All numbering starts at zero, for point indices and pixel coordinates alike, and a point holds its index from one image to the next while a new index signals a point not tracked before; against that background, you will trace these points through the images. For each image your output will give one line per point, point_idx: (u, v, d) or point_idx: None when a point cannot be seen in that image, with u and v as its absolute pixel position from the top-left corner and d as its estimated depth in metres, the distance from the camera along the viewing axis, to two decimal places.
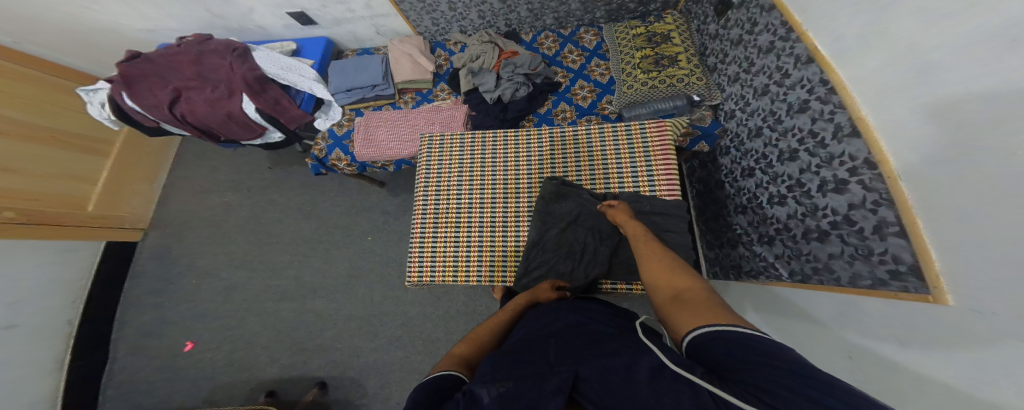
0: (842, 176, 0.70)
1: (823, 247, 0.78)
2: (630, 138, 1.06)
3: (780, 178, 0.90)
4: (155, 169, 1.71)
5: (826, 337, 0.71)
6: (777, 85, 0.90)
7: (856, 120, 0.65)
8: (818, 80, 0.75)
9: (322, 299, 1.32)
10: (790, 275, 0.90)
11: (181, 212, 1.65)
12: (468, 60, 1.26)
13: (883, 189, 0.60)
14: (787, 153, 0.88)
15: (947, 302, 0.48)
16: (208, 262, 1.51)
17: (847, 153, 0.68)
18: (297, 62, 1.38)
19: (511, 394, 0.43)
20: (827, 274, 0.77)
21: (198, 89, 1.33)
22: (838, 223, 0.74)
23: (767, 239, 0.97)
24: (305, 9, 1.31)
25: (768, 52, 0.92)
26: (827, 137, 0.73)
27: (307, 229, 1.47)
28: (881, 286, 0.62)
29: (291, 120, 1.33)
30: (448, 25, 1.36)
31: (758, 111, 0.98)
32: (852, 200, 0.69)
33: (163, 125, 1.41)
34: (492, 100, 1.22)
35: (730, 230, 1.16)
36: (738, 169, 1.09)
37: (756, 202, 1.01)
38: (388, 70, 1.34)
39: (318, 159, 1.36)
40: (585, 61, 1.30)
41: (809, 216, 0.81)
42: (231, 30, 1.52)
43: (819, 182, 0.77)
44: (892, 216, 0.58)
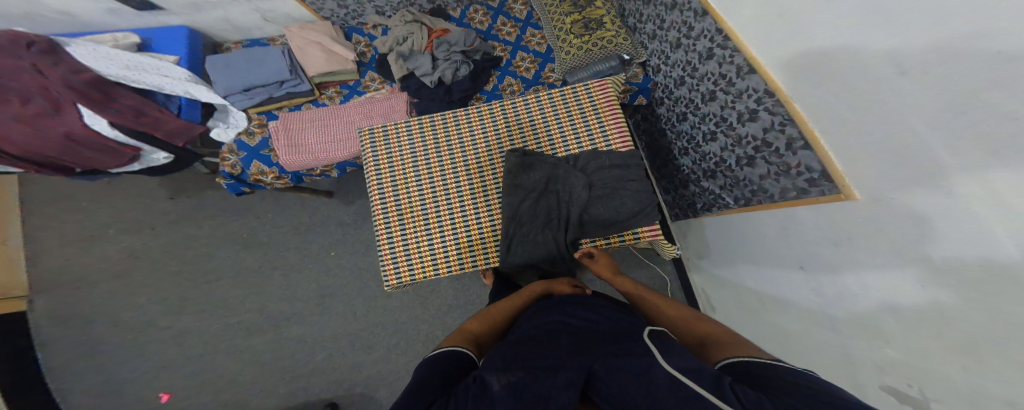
0: (753, 106, 0.84)
1: (753, 171, 0.93)
2: (579, 102, 1.07)
3: (709, 117, 1.03)
4: (1, 224, 1.32)
5: (780, 249, 0.88)
6: (687, 38, 1.02)
7: (751, 60, 0.81)
8: (715, 31, 0.90)
9: (301, 325, 1.28)
10: (735, 201, 1.04)
11: (71, 269, 1.35)
12: (394, 43, 1.07)
13: (785, 112, 0.75)
14: (708, 95, 1.00)
15: (855, 196, 0.62)
16: (140, 315, 1.31)
17: (751, 88, 0.83)
18: (151, 60, 1.03)
19: (518, 385, 0.52)
20: (763, 193, 0.92)
21: (0, 105, 0.90)
22: (760, 148, 0.87)
23: (711, 174, 1.12)
24: None
25: (674, 9, 1.04)
26: (734, 76, 0.88)
27: (255, 259, 1.34)
28: (803, 194, 0.76)
29: (171, 135, 1.05)
30: (358, 6, 1.11)
31: (678, 62, 1.08)
32: (764, 125, 0.83)
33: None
34: (433, 83, 1.08)
35: (679, 172, 1.30)
36: (674, 115, 1.20)
37: (696, 142, 1.13)
38: (295, 63, 1.09)
39: (235, 177, 1.13)
40: (520, 32, 1.19)
41: (738, 146, 0.94)
42: (10, 18, 1.01)
43: (737, 114, 0.91)
44: (797, 134, 0.73)
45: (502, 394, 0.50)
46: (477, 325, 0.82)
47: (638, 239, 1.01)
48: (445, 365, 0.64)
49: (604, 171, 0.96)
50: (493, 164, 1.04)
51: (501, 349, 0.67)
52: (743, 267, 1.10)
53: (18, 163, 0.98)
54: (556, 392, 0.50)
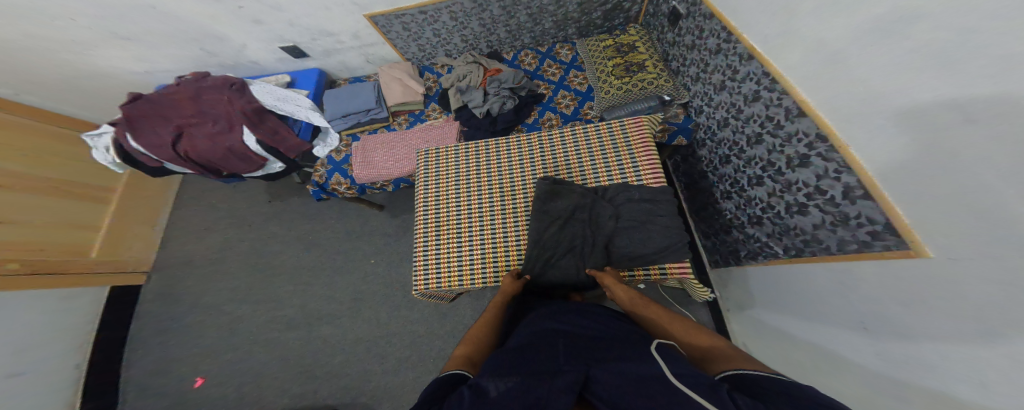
0: (803, 151, 0.81)
1: (805, 220, 0.85)
2: (613, 137, 1.10)
3: (754, 161, 0.99)
4: (156, 211, 1.73)
5: (846, 299, 0.73)
6: (732, 80, 1.02)
7: (800, 102, 0.79)
8: (761, 74, 0.90)
9: (328, 325, 1.32)
10: (784, 252, 0.94)
11: (182, 252, 1.66)
12: (456, 80, 1.30)
13: (841, 158, 0.70)
14: (754, 138, 0.98)
15: (926, 254, 0.54)
16: (212, 297, 1.51)
17: (801, 130, 0.80)
18: (292, 93, 1.42)
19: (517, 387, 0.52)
20: (817, 245, 0.82)
21: (198, 125, 1.40)
22: (812, 195, 0.81)
23: (756, 220, 1.03)
24: (296, 43, 1.39)
25: (718, 53, 1.05)
26: (782, 118, 0.85)
27: (310, 259, 1.49)
28: (866, 248, 0.67)
29: (290, 148, 1.35)
30: (434, 50, 1.42)
31: (722, 104, 1.08)
32: (817, 172, 0.78)
33: (166, 165, 1.46)
34: (481, 115, 1.25)
35: (721, 216, 1.21)
36: (716, 158, 1.17)
37: (739, 186, 1.08)
38: (381, 96, 1.39)
39: (318, 185, 1.37)
40: (564, 73, 1.35)
41: (786, 192, 0.89)
42: (224, 66, 1.57)
43: (786, 159, 0.87)
44: (854, 180, 0.68)
45: (503, 397, 0.51)
46: (470, 347, 0.75)
47: (664, 274, 0.91)
48: (448, 381, 0.62)
49: (633, 204, 0.91)
50: (525, 187, 1.08)
51: (501, 353, 0.66)
52: (795, 319, 0.90)
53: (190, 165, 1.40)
54: (559, 397, 0.50)
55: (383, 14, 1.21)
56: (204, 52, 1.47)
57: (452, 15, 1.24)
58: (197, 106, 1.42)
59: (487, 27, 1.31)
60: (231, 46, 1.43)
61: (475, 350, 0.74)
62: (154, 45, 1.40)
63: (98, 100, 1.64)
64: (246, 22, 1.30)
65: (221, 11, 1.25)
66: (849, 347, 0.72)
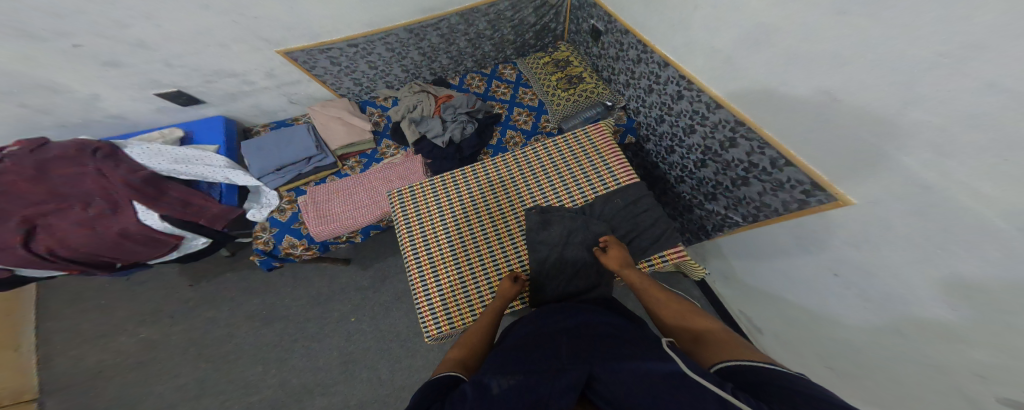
0: (730, 135, 0.89)
1: (750, 189, 0.92)
2: (584, 147, 1.14)
3: (694, 147, 1.06)
4: (15, 332, 1.31)
5: (797, 261, 0.87)
6: (656, 84, 1.09)
7: (715, 98, 0.89)
8: (678, 77, 0.99)
9: (322, 396, 1.22)
10: (743, 219, 1.01)
11: (88, 364, 1.32)
12: (406, 111, 1.20)
13: (758, 138, 0.81)
14: (688, 128, 1.05)
15: (851, 201, 0.64)
16: (154, 405, 1.25)
17: (722, 120, 0.89)
18: (195, 151, 1.14)
19: (519, 386, 0.52)
20: (766, 208, 0.89)
21: (62, 211, 1.07)
22: (748, 168, 0.89)
23: (711, 196, 1.10)
24: (181, 87, 1.09)
25: (640, 63, 1.12)
26: (705, 111, 0.94)
27: (273, 333, 1.32)
28: (806, 206, 0.76)
29: (214, 219, 1.12)
30: (372, 84, 1.26)
31: (654, 104, 1.15)
32: (745, 150, 0.87)
33: (20, 271, 1.10)
34: (443, 144, 1.16)
35: (681, 198, 1.26)
36: (663, 149, 1.24)
37: (689, 170, 1.15)
38: (319, 138, 1.20)
39: (268, 253, 1.17)
40: (514, 91, 1.31)
41: (728, 169, 0.96)
42: (70, 127, 1.16)
43: (719, 142, 0.95)
44: (777, 155, 0.78)
45: (500, 398, 0.50)
46: (463, 351, 0.73)
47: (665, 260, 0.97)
48: (444, 379, 0.59)
49: (621, 210, 1.00)
50: (514, 211, 1.07)
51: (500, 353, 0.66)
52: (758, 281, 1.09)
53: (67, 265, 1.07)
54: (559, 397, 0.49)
55: (303, 49, 1.03)
56: (32, 110, 1.06)
57: (388, 46, 1.10)
58: (48, 185, 1.06)
59: (430, 54, 1.19)
60: (72, 98, 1.05)
61: (468, 353, 0.72)
62: None
63: None
64: (90, 63, 0.95)
65: (46, 51, 0.88)
66: (801, 303, 0.93)
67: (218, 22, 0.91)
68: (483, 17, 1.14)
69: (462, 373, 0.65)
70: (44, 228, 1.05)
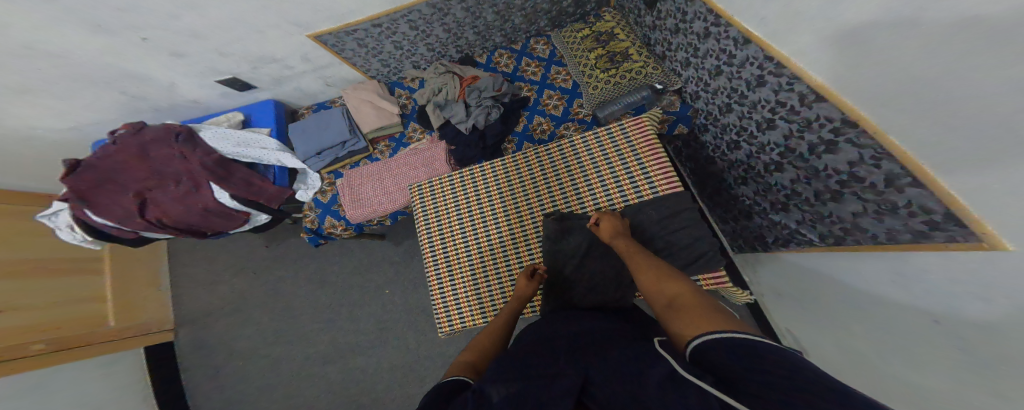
0: (829, 138, 0.73)
1: (842, 207, 0.80)
2: (616, 143, 1.01)
3: (769, 147, 0.95)
4: (156, 272, 1.69)
5: (893, 311, 0.73)
6: (728, 65, 0.95)
7: (816, 87, 0.70)
8: (763, 58, 0.82)
9: (361, 356, 1.39)
10: (820, 239, 0.91)
11: (198, 305, 1.66)
12: (431, 94, 1.15)
13: (875, 143, 0.61)
14: (764, 123, 0.92)
15: (1004, 246, 0.45)
16: (243, 343, 1.55)
17: (821, 117, 0.72)
18: (252, 134, 1.25)
19: (519, 394, 0.49)
20: (860, 232, 0.77)
21: (161, 187, 1.26)
22: (846, 181, 0.76)
23: (782, 206, 1.01)
24: (235, 73, 1.17)
25: (707, 37, 0.98)
26: (796, 105, 0.78)
27: (324, 296, 1.50)
28: (924, 239, 0.61)
29: (271, 198, 1.23)
30: (399, 64, 1.22)
31: (721, 90, 1.02)
32: (850, 158, 0.70)
33: (142, 233, 1.33)
34: (467, 130, 1.12)
35: (738, 202, 1.22)
36: (725, 144, 1.13)
37: (757, 172, 1.05)
38: (353, 122, 1.23)
39: (313, 231, 1.31)
40: (545, 71, 1.18)
41: (815, 179, 0.84)
42: (161, 110, 1.35)
43: (807, 146, 0.81)
44: (899, 167, 0.59)
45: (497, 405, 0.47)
46: (476, 350, 0.72)
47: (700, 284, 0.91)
48: (451, 383, 0.58)
49: (654, 224, 0.90)
50: (532, 214, 1.03)
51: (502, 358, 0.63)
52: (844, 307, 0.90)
53: (170, 231, 1.29)
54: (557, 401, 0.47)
55: (331, 32, 1.02)
56: (129, 96, 1.24)
57: (411, 24, 1.04)
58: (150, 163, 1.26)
59: (454, 31, 1.11)
60: (159, 86, 1.21)
61: (479, 353, 0.70)
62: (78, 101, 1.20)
63: (40, 167, 1.47)
64: (161, 56, 1.06)
65: (125, 44, 1.00)
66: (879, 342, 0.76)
67: (248, 9, 0.91)
68: None
69: (471, 377, 0.62)
70: (150, 201, 1.25)
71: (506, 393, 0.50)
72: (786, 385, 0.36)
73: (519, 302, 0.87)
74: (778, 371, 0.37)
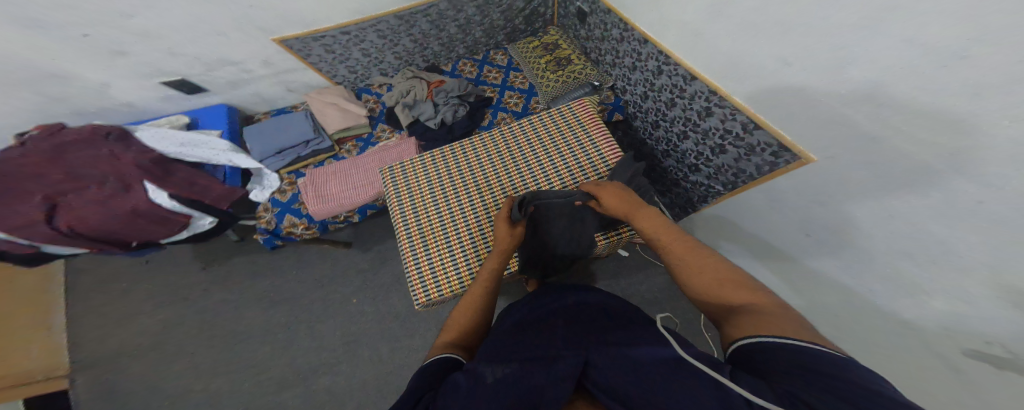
0: (705, 104, 0.95)
1: (727, 156, 0.96)
2: (563, 116, 1.10)
3: (676, 120, 1.08)
4: (46, 312, 1.39)
5: (801, 244, 0.90)
6: (638, 61, 1.12)
7: (690, 70, 0.95)
8: (656, 53, 1.03)
9: (327, 375, 1.28)
10: (724, 187, 1.03)
11: (113, 345, 1.40)
12: (399, 97, 1.15)
13: (729, 104, 0.87)
14: (668, 102, 1.08)
15: (812, 159, 0.72)
16: (178, 380, 1.33)
17: (699, 91, 0.95)
18: (200, 135, 1.15)
19: (514, 378, 0.52)
20: (743, 173, 0.93)
21: (81, 189, 1.04)
22: (723, 135, 0.94)
23: (694, 168, 1.11)
24: (184, 75, 1.10)
25: (622, 42, 1.14)
26: (682, 83, 0.99)
27: (280, 314, 1.38)
28: (775, 168, 0.83)
29: (218, 199, 1.11)
30: (366, 71, 1.24)
31: (637, 82, 1.17)
32: (719, 117, 0.92)
33: (46, 247, 1.07)
34: (436, 126, 1.12)
35: (667, 174, 1.26)
36: (647, 126, 1.22)
37: (672, 143, 1.15)
38: (317, 124, 1.19)
39: (269, 232, 1.15)
40: (504, 76, 1.25)
41: (707, 138, 0.99)
42: (85, 116, 1.18)
43: (698, 112, 0.99)
44: (746, 118, 0.84)
45: (492, 384, 0.51)
46: (456, 332, 0.71)
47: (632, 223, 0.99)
48: (442, 360, 0.61)
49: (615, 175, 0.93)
50: (499, 183, 1.02)
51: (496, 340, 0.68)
52: (755, 256, 1.11)
53: (85, 243, 1.04)
54: (559, 387, 0.49)
55: (298, 37, 1.03)
56: (47, 98, 1.07)
57: (380, 33, 1.09)
58: (68, 165, 1.04)
59: (420, 40, 1.16)
60: (87, 87, 1.07)
61: (463, 333, 0.71)
62: None
63: None
64: (101, 54, 0.97)
65: (61, 43, 0.91)
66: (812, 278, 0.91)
67: (214, 8, 0.90)
68: (472, 3, 1.10)
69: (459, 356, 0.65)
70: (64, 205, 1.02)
71: (502, 375, 0.53)
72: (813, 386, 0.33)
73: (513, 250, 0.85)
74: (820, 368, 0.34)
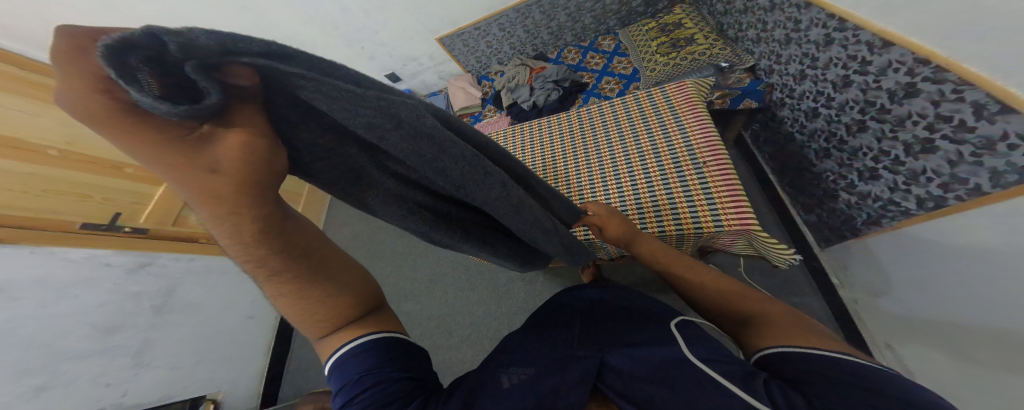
0: (906, 81, 0.57)
1: (934, 159, 0.58)
2: (654, 104, 0.95)
3: (849, 105, 0.73)
4: None
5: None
6: (795, 32, 0.81)
7: (879, 33, 0.59)
8: (825, 17, 0.70)
9: (410, 302, 1.51)
10: (917, 207, 0.64)
11: None
12: (507, 82, 1.34)
13: (955, 76, 0.49)
14: (840, 81, 0.73)
15: None
16: None
17: (896, 62, 0.58)
18: None
19: (532, 379, 0.43)
20: (959, 188, 0.54)
21: None
22: (933, 125, 0.56)
23: (871, 174, 0.74)
24: (394, 69, 1.68)
25: (772, 10, 0.87)
26: (867, 55, 0.63)
27: (399, 245, 1.73)
28: None
29: None
30: (488, 60, 1.56)
31: (792, 58, 0.85)
32: (929, 99, 0.55)
33: None
34: (528, 108, 1.23)
35: (823, 180, 0.89)
36: (803, 115, 0.89)
37: (838, 138, 0.80)
38: (449, 103, 1.56)
39: None
40: (607, 62, 1.22)
41: (900, 130, 0.63)
42: None
43: (887, 95, 0.63)
44: (982, 93, 0.46)
45: (509, 396, 0.41)
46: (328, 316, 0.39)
47: (716, 219, 0.73)
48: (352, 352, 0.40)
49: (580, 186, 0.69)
50: (567, 165, 0.97)
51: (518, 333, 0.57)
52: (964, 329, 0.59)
53: None
54: (570, 390, 0.40)
55: (449, 35, 1.42)
56: None
57: (501, 27, 1.36)
58: None
59: (531, 31, 1.37)
60: None
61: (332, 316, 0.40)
62: None
63: None
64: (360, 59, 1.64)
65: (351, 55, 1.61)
66: None
67: (408, 20, 1.37)
68: None
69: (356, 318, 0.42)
70: None
71: (522, 380, 0.43)
72: (875, 401, 0.30)
73: (254, 201, 0.29)
74: (840, 376, 0.34)
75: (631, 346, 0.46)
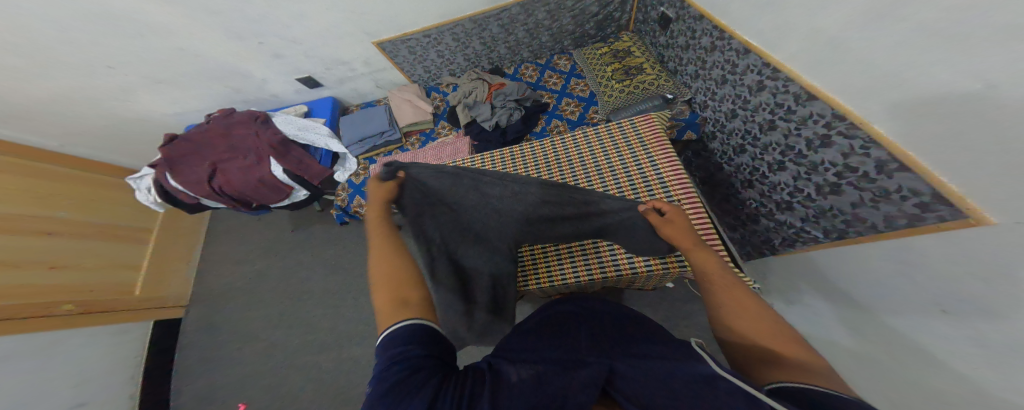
0: (823, 132, 0.74)
1: (841, 199, 0.76)
2: (623, 133, 1.02)
3: (772, 147, 0.92)
4: (188, 248, 1.76)
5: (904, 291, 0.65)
6: (732, 74, 0.98)
7: (807, 88, 0.74)
8: (761, 65, 0.86)
9: None
10: (825, 235, 0.84)
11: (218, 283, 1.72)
12: (463, 97, 1.25)
13: (864, 134, 0.64)
14: (766, 125, 0.92)
15: (990, 221, 0.47)
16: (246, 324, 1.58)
17: (816, 114, 0.74)
18: (311, 122, 1.39)
19: (544, 375, 0.38)
20: (860, 225, 0.73)
21: (231, 160, 1.32)
22: (841, 173, 0.74)
23: (786, 205, 0.95)
24: (311, 73, 1.41)
25: (714, 51, 1.02)
26: (792, 104, 0.80)
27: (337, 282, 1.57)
28: (917, 222, 0.59)
29: (314, 175, 1.27)
30: (438, 71, 1.45)
31: (726, 97, 1.04)
32: (842, 151, 0.71)
33: (202, 201, 1.37)
34: (491, 127, 1.17)
35: (747, 206, 1.11)
36: (731, 149, 1.10)
37: (762, 174, 1.00)
38: (392, 118, 1.40)
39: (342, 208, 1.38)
40: (565, 82, 1.28)
41: (814, 173, 0.82)
42: (250, 103, 1.59)
43: (805, 142, 0.81)
44: (885, 153, 0.61)
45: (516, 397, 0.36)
46: None
47: None
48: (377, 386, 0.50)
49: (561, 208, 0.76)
50: None
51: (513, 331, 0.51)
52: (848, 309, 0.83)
53: (224, 200, 1.32)
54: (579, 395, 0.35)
55: (391, 40, 1.25)
56: (228, 89, 1.48)
57: (454, 36, 1.27)
58: (229, 141, 1.34)
59: (488, 43, 1.31)
60: (253, 81, 1.44)
61: None
62: (183, 84, 1.41)
63: (131, 145, 1.68)
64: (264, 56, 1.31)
65: (248, 49, 1.27)
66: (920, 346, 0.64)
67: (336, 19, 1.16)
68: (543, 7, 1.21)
69: None
70: (219, 171, 1.30)
71: (529, 375, 0.38)
72: None
73: None
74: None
75: (639, 353, 0.41)
